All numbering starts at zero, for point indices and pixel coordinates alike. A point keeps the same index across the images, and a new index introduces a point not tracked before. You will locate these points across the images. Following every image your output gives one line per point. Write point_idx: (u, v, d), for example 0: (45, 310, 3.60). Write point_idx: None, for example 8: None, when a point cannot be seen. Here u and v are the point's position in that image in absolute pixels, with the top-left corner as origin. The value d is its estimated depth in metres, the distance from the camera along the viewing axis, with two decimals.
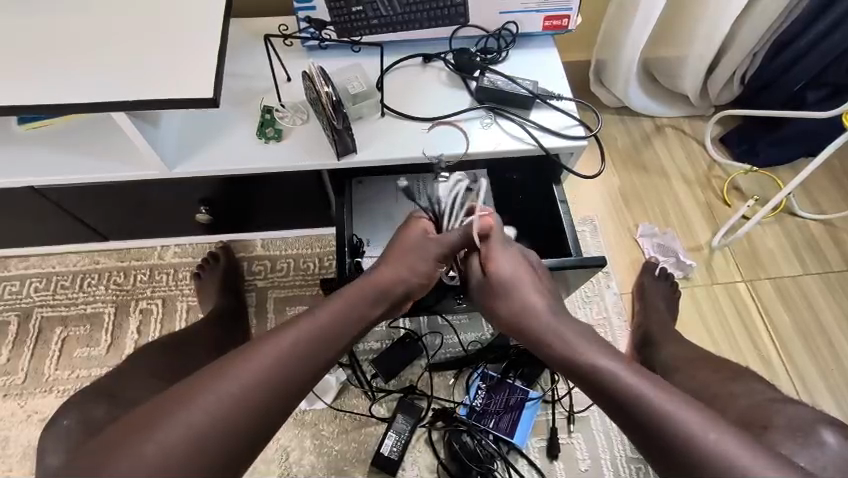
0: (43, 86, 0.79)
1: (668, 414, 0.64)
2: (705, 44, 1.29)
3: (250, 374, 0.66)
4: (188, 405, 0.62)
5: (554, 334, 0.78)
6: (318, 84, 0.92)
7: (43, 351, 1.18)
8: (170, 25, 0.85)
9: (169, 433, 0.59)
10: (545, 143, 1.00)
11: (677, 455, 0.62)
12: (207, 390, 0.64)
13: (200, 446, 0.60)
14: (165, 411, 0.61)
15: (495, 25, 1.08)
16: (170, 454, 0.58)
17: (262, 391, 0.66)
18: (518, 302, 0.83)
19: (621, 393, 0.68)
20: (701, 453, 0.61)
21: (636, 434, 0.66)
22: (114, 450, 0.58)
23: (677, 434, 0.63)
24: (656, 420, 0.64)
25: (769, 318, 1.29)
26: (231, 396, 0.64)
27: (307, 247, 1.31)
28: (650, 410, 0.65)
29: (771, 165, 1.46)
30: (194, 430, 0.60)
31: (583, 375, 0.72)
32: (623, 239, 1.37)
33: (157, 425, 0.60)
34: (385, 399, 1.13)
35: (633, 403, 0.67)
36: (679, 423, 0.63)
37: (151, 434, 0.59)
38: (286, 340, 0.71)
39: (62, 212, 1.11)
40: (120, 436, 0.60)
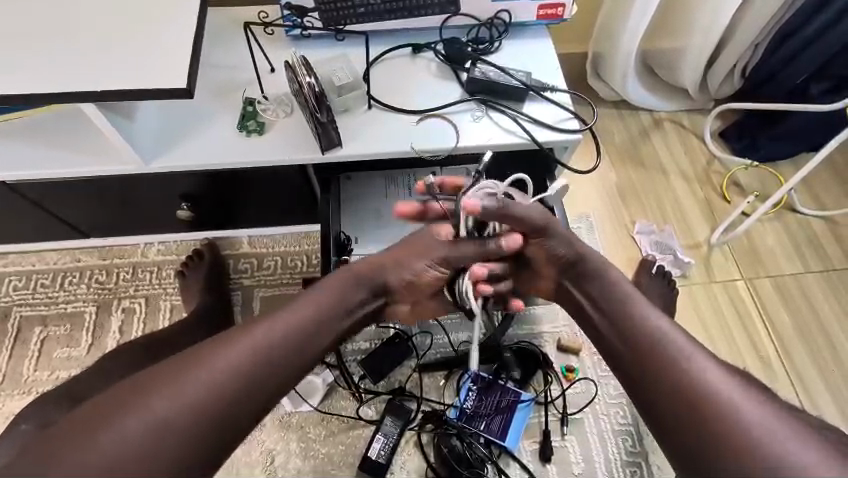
0: (9, 76, 0.75)
1: (695, 386, 0.64)
2: (705, 35, 1.26)
3: (224, 366, 0.65)
4: (157, 396, 0.62)
5: (596, 287, 0.81)
6: (299, 74, 0.88)
7: (22, 351, 1.15)
8: (144, 11, 0.81)
9: (137, 427, 0.59)
10: (538, 136, 0.97)
11: (691, 427, 0.62)
12: (178, 382, 0.63)
13: (168, 441, 0.59)
14: (131, 403, 0.61)
15: (487, 13, 1.04)
16: (137, 447, 0.58)
17: (237, 386, 0.65)
18: (565, 246, 0.83)
19: (651, 356, 0.70)
20: (724, 431, 0.60)
21: (646, 397, 0.68)
22: (76, 443, 0.58)
23: (699, 408, 0.63)
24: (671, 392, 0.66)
25: (769, 317, 1.26)
26: (203, 388, 0.63)
27: (295, 244, 1.27)
28: (678, 379, 0.66)
29: (772, 160, 1.42)
30: (162, 421, 0.60)
31: (614, 330, 0.75)
32: (620, 236, 1.34)
33: (122, 419, 0.59)
34: (373, 401, 1.10)
35: (656, 368, 0.68)
36: (703, 396, 0.63)
37: (117, 426, 0.59)
38: (263, 331, 0.70)
39: (39, 209, 1.07)
40: (83, 426, 0.59)
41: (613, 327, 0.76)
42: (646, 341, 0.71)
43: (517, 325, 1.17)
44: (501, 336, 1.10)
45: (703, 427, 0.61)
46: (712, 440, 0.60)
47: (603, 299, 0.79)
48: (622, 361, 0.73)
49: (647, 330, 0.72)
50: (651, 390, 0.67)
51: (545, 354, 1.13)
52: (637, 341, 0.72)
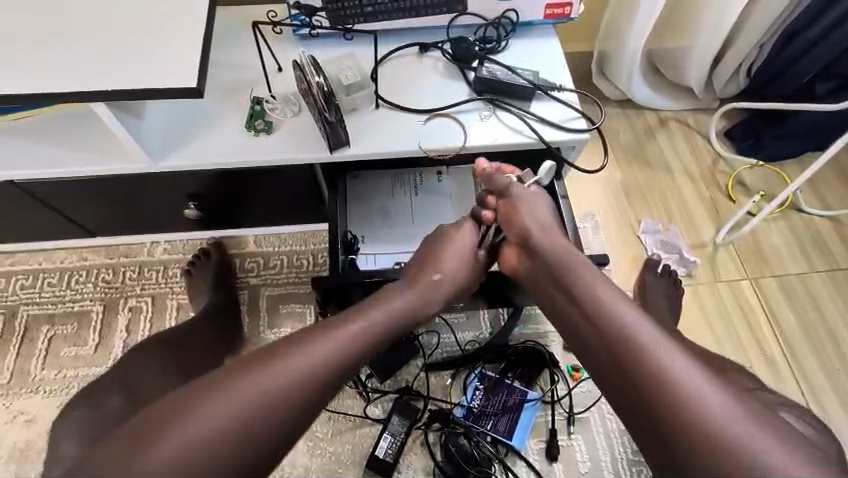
0: (20, 75, 0.75)
1: (673, 380, 0.62)
2: (712, 33, 1.25)
3: (286, 374, 0.65)
4: (222, 399, 0.61)
5: (564, 272, 0.77)
6: (309, 73, 0.89)
7: (29, 350, 1.15)
8: (155, 10, 0.81)
9: (203, 427, 0.59)
10: (545, 136, 0.97)
11: (668, 426, 0.60)
12: (242, 385, 0.63)
13: (229, 445, 0.59)
14: (196, 403, 0.61)
15: (495, 13, 1.04)
16: (203, 448, 0.58)
17: (298, 392, 0.64)
18: (534, 221, 0.86)
19: (627, 351, 0.66)
20: (702, 430, 0.58)
21: (623, 397, 0.65)
22: (142, 442, 0.58)
23: (676, 406, 0.60)
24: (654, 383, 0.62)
25: (774, 316, 1.26)
26: (266, 393, 0.63)
27: (301, 243, 1.27)
28: (654, 375, 0.63)
29: (777, 159, 1.42)
30: (226, 425, 0.60)
31: (587, 324, 0.71)
32: (625, 235, 1.34)
33: (189, 419, 0.59)
34: (380, 400, 1.10)
35: (632, 364, 0.64)
36: (682, 395, 0.60)
37: (183, 428, 0.59)
38: (326, 339, 0.69)
39: (47, 208, 1.07)
40: (147, 425, 0.59)
41: (584, 318, 0.71)
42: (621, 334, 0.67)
43: (522, 324, 1.17)
44: (508, 337, 1.12)
45: (681, 427, 0.59)
46: (689, 439, 0.58)
47: (577, 285, 0.75)
48: (596, 356, 0.69)
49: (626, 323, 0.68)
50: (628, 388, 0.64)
51: (550, 354, 1.13)
52: (615, 334, 0.67)
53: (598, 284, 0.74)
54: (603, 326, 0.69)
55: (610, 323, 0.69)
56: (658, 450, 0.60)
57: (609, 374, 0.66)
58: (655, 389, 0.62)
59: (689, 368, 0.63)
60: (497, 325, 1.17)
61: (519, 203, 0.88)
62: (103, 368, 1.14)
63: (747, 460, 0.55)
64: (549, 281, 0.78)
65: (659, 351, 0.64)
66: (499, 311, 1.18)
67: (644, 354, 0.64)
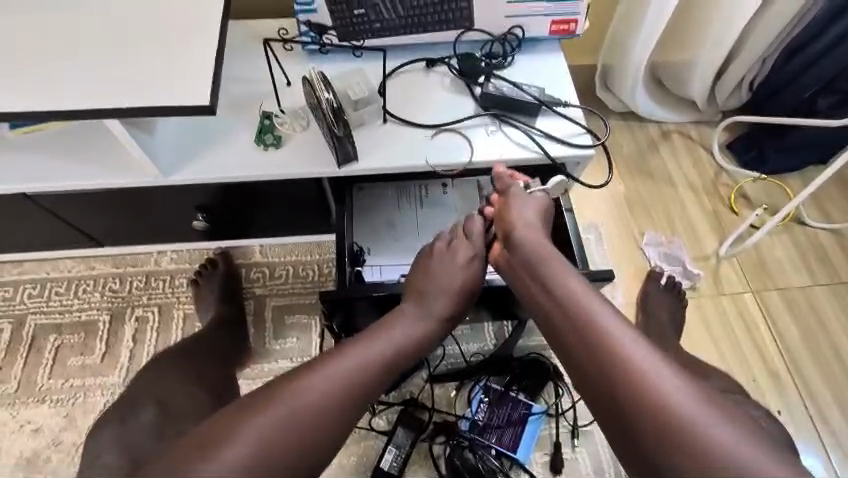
0: (37, 92, 0.77)
1: (649, 386, 0.64)
2: (715, 47, 1.27)
3: (320, 388, 0.69)
4: (267, 410, 0.65)
5: (544, 274, 0.79)
6: (319, 89, 0.90)
7: (36, 359, 1.16)
8: (170, 27, 0.83)
9: (251, 439, 0.63)
10: (551, 152, 0.98)
11: (638, 428, 0.63)
12: (283, 397, 0.67)
13: (277, 451, 0.63)
14: (241, 417, 0.65)
15: (501, 29, 1.05)
16: (253, 456, 0.62)
17: (337, 400, 0.69)
18: (521, 222, 0.86)
19: (600, 356, 0.68)
20: (670, 431, 0.61)
21: (599, 401, 0.68)
22: (194, 453, 0.61)
23: (647, 409, 0.63)
24: (631, 388, 0.65)
25: (778, 330, 1.27)
26: (305, 403, 0.67)
27: (307, 253, 1.28)
28: (625, 380, 0.66)
29: (779, 172, 1.43)
30: (272, 433, 0.64)
31: (566, 329, 0.73)
32: (628, 247, 1.35)
33: (237, 430, 0.63)
34: (385, 411, 1.10)
35: (605, 369, 0.67)
36: (653, 399, 0.63)
37: (232, 437, 0.62)
38: (356, 352, 0.74)
39: (56, 218, 1.08)
40: (207, 436, 0.63)
41: (561, 323, 0.74)
42: (598, 341, 0.69)
43: (527, 336, 1.18)
44: (512, 349, 1.12)
45: (651, 428, 0.62)
46: (658, 440, 0.62)
47: (559, 291, 0.76)
48: (572, 361, 0.71)
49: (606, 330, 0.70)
50: (603, 391, 0.67)
51: (554, 365, 1.14)
52: (595, 341, 0.70)
53: (575, 288, 0.76)
54: (578, 332, 0.71)
55: (590, 330, 0.71)
56: (634, 449, 0.64)
57: (585, 377, 0.69)
58: (631, 394, 0.65)
59: (660, 371, 0.66)
60: (501, 336, 1.18)
61: (512, 203, 0.89)
62: (109, 378, 1.15)
63: (714, 460, 0.59)
64: (533, 284, 0.79)
65: (637, 357, 0.67)
66: (504, 323, 1.19)
67: (618, 360, 0.67)
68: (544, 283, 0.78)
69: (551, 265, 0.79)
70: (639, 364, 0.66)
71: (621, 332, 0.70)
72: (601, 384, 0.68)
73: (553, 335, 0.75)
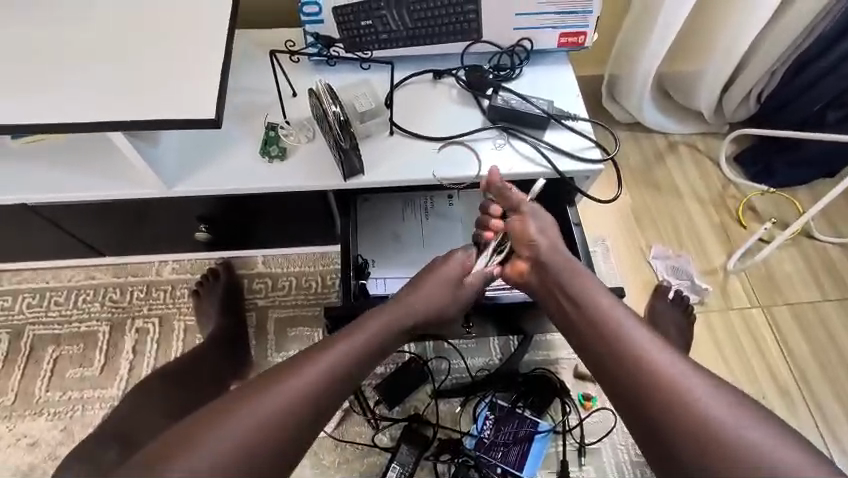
0: (41, 104, 0.76)
1: (677, 389, 0.67)
2: (723, 61, 1.26)
3: (294, 386, 0.70)
4: (245, 411, 0.67)
5: (569, 281, 0.82)
6: (326, 103, 0.89)
7: (34, 370, 1.14)
8: (175, 38, 0.82)
9: (225, 435, 0.64)
10: (560, 166, 0.96)
11: (669, 429, 0.65)
12: (261, 397, 0.68)
13: (256, 449, 0.65)
14: (218, 418, 0.66)
15: (509, 41, 1.04)
16: (232, 454, 0.63)
17: (313, 398, 0.71)
18: (542, 235, 0.87)
19: (628, 359, 0.71)
20: (700, 432, 0.64)
21: (626, 402, 0.70)
22: (169, 452, 0.63)
23: (676, 410, 0.66)
24: (660, 390, 0.68)
25: (787, 346, 1.25)
26: (281, 402, 0.68)
27: (310, 264, 1.26)
28: (656, 382, 0.68)
29: (788, 186, 1.42)
30: (251, 431, 0.65)
31: (592, 334, 0.76)
32: (635, 260, 1.33)
33: (214, 431, 0.64)
34: (389, 427, 1.09)
35: (634, 372, 0.70)
36: (681, 400, 0.66)
37: (210, 438, 0.64)
38: (333, 353, 0.75)
39: (56, 228, 1.07)
40: (182, 436, 0.64)
41: (588, 327, 0.77)
42: (625, 346, 0.72)
43: (533, 351, 1.16)
44: (517, 364, 1.11)
45: (680, 428, 0.65)
46: (688, 439, 0.64)
47: (584, 299, 0.79)
48: (599, 363, 0.74)
49: (632, 336, 0.73)
50: (632, 393, 0.69)
51: (560, 381, 1.12)
52: (622, 346, 0.73)
53: (600, 296, 0.79)
54: (607, 336, 0.74)
55: (617, 336, 0.74)
56: (663, 451, 0.65)
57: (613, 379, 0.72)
58: (661, 396, 0.67)
59: (688, 375, 0.69)
60: (507, 350, 1.16)
61: (529, 216, 0.87)
62: (108, 390, 1.13)
63: (746, 460, 0.61)
64: (558, 293, 0.82)
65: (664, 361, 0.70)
66: (510, 337, 1.17)
67: (647, 365, 0.70)
68: (569, 292, 0.81)
69: (575, 275, 0.83)
70: (667, 367, 0.69)
71: (646, 339, 0.73)
72: (629, 387, 0.70)
73: (581, 340, 0.77)
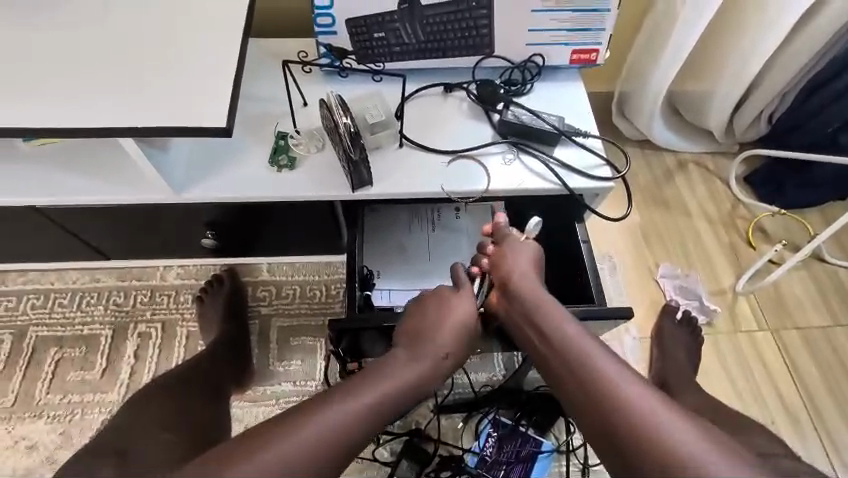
0: (55, 109, 0.77)
1: (642, 422, 0.61)
2: (733, 81, 1.26)
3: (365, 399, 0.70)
4: (300, 426, 0.66)
5: (536, 311, 0.79)
6: (337, 114, 0.89)
7: (35, 372, 1.14)
8: (190, 46, 0.82)
9: (295, 440, 0.64)
10: (569, 182, 0.96)
11: (623, 450, 0.60)
12: (319, 412, 0.67)
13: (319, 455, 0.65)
14: (274, 431, 0.65)
15: (521, 56, 1.04)
16: (293, 461, 0.63)
17: (371, 418, 0.70)
18: (516, 267, 0.86)
19: (583, 381, 0.67)
20: (649, 448, 0.59)
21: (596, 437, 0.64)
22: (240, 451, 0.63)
23: (643, 444, 0.59)
24: (624, 423, 0.61)
25: (797, 371, 1.23)
26: (339, 421, 0.67)
27: (315, 273, 1.26)
28: (605, 400, 0.64)
29: (798, 207, 1.40)
30: (309, 446, 0.64)
31: (559, 367, 0.71)
32: (643, 278, 1.32)
33: (273, 445, 0.63)
34: (389, 441, 1.07)
35: (587, 393, 0.66)
36: (630, 416, 0.62)
37: (281, 440, 0.64)
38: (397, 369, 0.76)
39: (64, 231, 1.07)
40: (250, 437, 0.65)
41: (556, 359, 0.72)
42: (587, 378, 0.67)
43: None
44: (522, 381, 1.08)
45: (639, 452, 0.59)
46: (639, 458, 0.59)
47: (548, 328, 0.76)
48: (567, 397, 0.69)
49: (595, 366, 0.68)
50: (593, 422, 0.65)
51: None
52: (585, 376, 0.68)
53: (565, 324, 0.75)
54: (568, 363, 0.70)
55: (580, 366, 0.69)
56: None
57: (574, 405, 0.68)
58: (625, 429, 0.61)
59: (654, 407, 0.62)
60: (511, 367, 1.15)
61: (509, 249, 0.89)
62: (108, 395, 1.12)
63: None
64: (528, 324, 0.79)
65: (628, 391, 0.64)
66: (514, 353, 1.15)
67: (610, 396, 0.64)
68: (535, 322, 0.78)
69: (540, 304, 0.79)
70: (620, 384, 0.65)
71: (613, 369, 0.68)
72: (596, 422, 0.64)
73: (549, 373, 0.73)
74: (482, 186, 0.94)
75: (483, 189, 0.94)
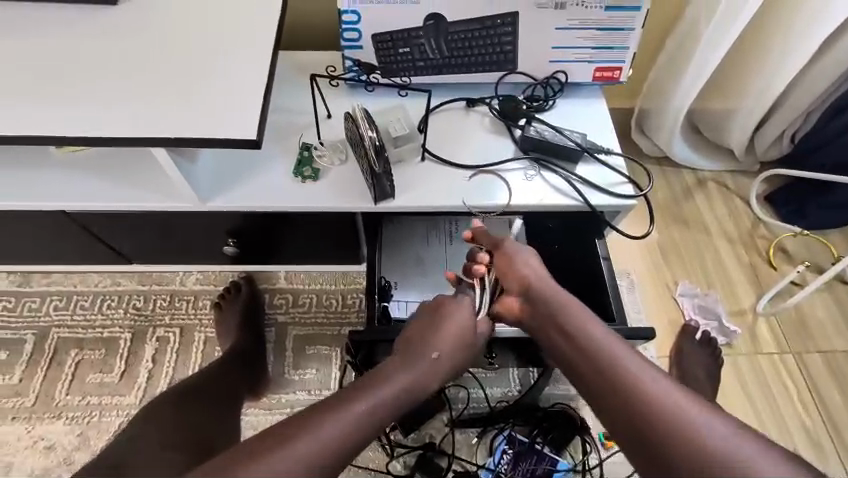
0: (91, 118, 0.79)
1: (677, 418, 0.60)
2: (756, 100, 1.25)
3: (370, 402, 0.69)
4: (310, 431, 0.64)
5: (557, 310, 0.77)
6: (362, 128, 0.90)
7: (56, 373, 1.15)
8: (222, 60, 0.84)
9: (305, 446, 0.63)
10: (590, 199, 0.96)
11: (659, 450, 0.58)
12: (326, 416, 0.66)
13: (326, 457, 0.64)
14: (281, 436, 0.64)
15: (544, 73, 1.05)
16: (302, 464, 0.62)
17: (376, 421, 0.68)
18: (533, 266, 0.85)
19: (612, 380, 0.66)
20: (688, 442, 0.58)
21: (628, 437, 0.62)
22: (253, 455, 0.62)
23: (682, 442, 0.58)
24: (659, 419, 0.60)
25: (820, 396, 1.20)
26: (347, 426, 0.66)
27: (332, 282, 1.27)
28: (637, 397, 0.63)
29: (821, 228, 1.38)
30: (319, 452, 0.63)
31: (584, 365, 0.69)
32: (661, 296, 1.31)
33: (283, 450, 0.62)
34: (403, 454, 1.06)
35: (616, 391, 0.65)
36: (666, 415, 0.60)
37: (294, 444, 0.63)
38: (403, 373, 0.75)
39: (89, 235, 1.09)
40: (261, 441, 0.64)
41: (580, 356, 0.70)
42: (616, 375, 0.66)
43: (553, 384, 1.13)
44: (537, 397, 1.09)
45: (678, 449, 0.57)
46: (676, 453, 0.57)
47: (572, 327, 0.74)
48: (594, 396, 0.67)
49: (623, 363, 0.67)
50: (625, 421, 0.63)
51: (581, 418, 1.09)
52: (615, 374, 0.66)
53: (589, 325, 0.74)
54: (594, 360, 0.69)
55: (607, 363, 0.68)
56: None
57: (603, 405, 0.66)
58: (662, 427, 0.60)
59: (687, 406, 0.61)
60: (526, 382, 1.14)
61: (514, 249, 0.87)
62: (126, 398, 1.14)
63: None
64: (549, 323, 0.77)
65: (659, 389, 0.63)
66: (530, 368, 1.14)
67: (640, 393, 0.63)
68: (557, 321, 0.76)
69: (562, 303, 0.78)
70: (652, 384, 0.64)
71: (642, 367, 0.67)
72: (627, 420, 0.62)
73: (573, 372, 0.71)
74: (504, 200, 0.95)
75: (505, 204, 0.95)
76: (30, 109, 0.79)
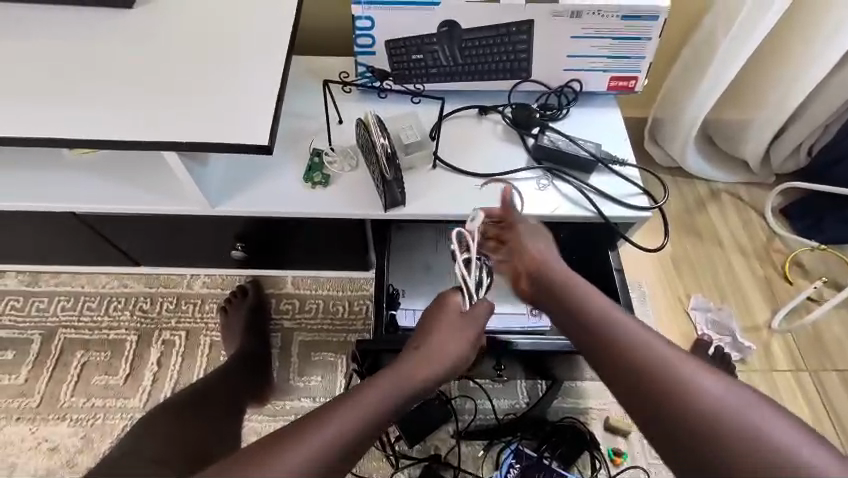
0: (102, 121, 0.78)
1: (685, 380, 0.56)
2: (774, 111, 1.23)
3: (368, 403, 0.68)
4: (307, 434, 0.63)
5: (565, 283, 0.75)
6: (375, 134, 0.90)
7: (61, 375, 1.15)
8: (235, 65, 0.84)
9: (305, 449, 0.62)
10: (604, 210, 0.94)
11: (664, 410, 0.55)
12: (325, 419, 0.65)
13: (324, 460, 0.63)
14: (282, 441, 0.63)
15: (559, 81, 1.03)
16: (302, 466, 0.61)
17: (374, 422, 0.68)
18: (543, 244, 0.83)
19: (617, 344, 0.63)
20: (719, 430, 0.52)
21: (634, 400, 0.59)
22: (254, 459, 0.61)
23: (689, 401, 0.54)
24: (666, 380, 0.57)
25: (837, 416, 1.17)
26: (344, 427, 0.65)
27: (338, 288, 1.25)
28: (665, 375, 0.57)
29: (839, 243, 1.35)
30: (317, 454, 0.62)
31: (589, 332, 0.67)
32: (673, 310, 1.28)
33: (279, 454, 0.61)
34: (408, 466, 1.05)
35: (642, 368, 0.59)
36: (671, 376, 0.57)
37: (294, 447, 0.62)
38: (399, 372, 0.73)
39: (98, 237, 1.09)
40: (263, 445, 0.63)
41: (584, 324, 0.68)
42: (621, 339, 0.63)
43: (562, 397, 1.11)
44: (545, 411, 1.07)
45: (686, 409, 0.54)
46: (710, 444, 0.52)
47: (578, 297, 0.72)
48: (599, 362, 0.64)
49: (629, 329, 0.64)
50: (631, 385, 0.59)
51: (590, 433, 1.07)
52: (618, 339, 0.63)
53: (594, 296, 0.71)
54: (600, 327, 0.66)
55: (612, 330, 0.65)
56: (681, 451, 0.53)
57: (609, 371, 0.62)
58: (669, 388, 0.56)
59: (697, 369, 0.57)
60: (534, 395, 1.12)
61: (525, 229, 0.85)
62: (130, 401, 1.13)
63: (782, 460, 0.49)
64: (555, 295, 0.75)
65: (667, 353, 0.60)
66: (538, 381, 1.13)
67: (646, 355, 0.60)
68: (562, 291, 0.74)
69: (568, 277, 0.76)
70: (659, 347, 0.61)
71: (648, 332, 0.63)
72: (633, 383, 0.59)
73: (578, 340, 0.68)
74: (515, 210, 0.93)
75: (517, 214, 0.93)
76: (43, 111, 0.79)
